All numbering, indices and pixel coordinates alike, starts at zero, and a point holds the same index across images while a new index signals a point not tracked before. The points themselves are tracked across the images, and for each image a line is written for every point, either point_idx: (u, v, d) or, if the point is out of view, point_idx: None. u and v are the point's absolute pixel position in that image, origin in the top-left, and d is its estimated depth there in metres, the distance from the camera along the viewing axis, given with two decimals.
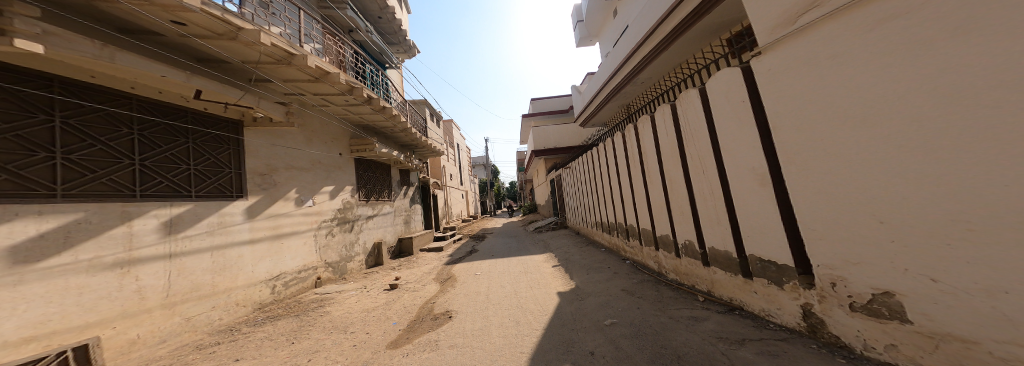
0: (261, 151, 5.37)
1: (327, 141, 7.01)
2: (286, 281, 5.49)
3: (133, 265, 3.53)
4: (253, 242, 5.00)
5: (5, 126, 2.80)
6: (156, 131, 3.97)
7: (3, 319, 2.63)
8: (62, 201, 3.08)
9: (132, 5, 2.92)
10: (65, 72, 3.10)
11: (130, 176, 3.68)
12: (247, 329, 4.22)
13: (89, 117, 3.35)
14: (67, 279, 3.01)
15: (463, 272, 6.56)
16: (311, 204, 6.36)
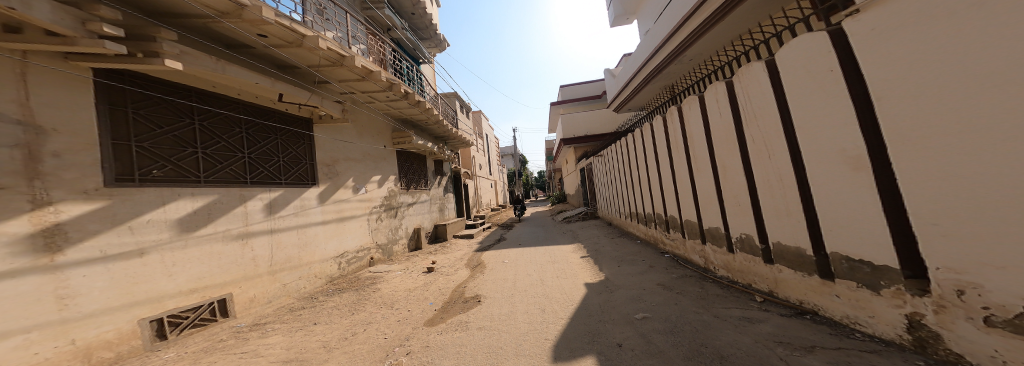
0: (326, 145, 6.33)
1: (374, 135, 7.90)
2: (348, 259, 6.37)
3: (249, 237, 4.50)
4: (325, 223, 5.94)
5: (167, 128, 3.83)
6: (256, 130, 5.01)
7: (178, 273, 3.60)
8: (204, 185, 4.10)
9: (231, 23, 3.75)
10: (197, 83, 4.11)
11: (242, 167, 4.68)
12: (323, 297, 5.03)
13: (214, 120, 4.39)
14: (211, 245, 3.99)
15: (490, 259, 6.69)
16: (365, 191, 7.24)
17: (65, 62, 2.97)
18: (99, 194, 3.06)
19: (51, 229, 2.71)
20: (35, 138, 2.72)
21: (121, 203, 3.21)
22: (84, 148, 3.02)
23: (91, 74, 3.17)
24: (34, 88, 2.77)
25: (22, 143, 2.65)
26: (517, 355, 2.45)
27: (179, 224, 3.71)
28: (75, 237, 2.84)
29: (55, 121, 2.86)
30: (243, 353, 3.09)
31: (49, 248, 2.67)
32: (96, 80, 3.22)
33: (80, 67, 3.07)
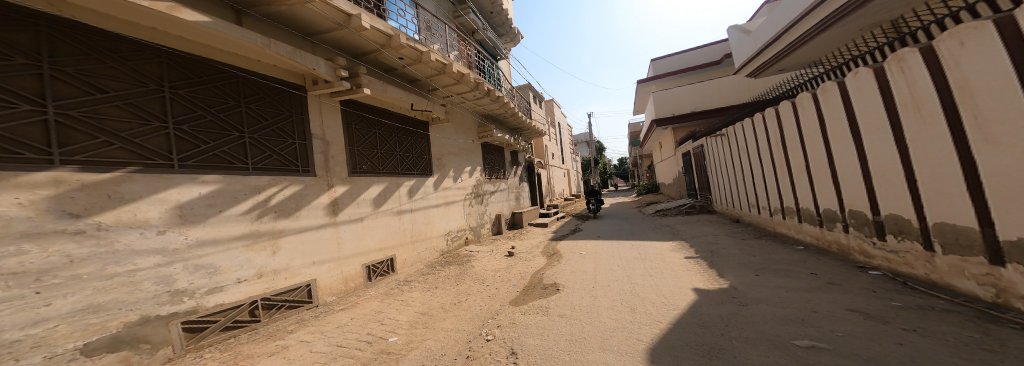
0: (436, 142, 7.52)
1: (465, 131, 8.85)
2: (453, 238, 7.54)
3: (403, 213, 5.94)
4: (439, 205, 7.18)
5: (366, 137, 5.40)
6: (403, 134, 6.41)
7: (376, 235, 5.21)
8: (384, 175, 5.62)
9: (386, 53, 4.92)
10: (375, 103, 5.55)
11: (400, 162, 6.15)
12: (438, 267, 6.20)
13: (383, 129, 5.86)
14: (387, 218, 5.51)
15: (568, 249, 6.57)
16: (460, 181, 8.29)
17: (328, 99, 4.69)
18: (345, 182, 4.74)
19: (336, 202, 4.52)
20: (326, 147, 4.54)
21: (355, 187, 4.92)
22: (339, 153, 4.72)
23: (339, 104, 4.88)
24: (324, 115, 4.60)
25: (324, 151, 4.50)
26: (603, 349, 2.32)
27: (374, 202, 5.25)
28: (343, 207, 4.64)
29: (332, 136, 4.66)
30: (400, 301, 4.30)
31: (334, 213, 4.47)
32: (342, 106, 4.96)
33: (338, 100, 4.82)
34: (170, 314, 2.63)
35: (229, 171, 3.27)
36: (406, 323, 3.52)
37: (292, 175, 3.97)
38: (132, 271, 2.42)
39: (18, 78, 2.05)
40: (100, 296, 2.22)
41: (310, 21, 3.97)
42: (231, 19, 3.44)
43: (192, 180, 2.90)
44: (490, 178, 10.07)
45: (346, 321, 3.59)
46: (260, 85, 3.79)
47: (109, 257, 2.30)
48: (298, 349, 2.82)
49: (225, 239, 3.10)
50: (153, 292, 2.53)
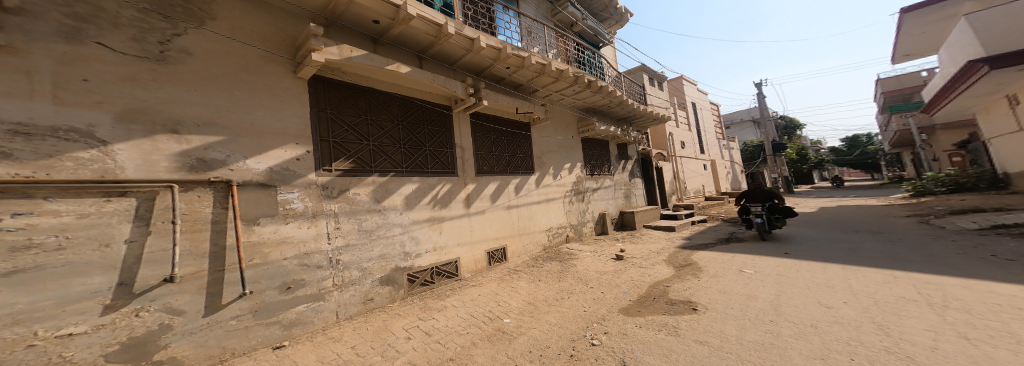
0: (537, 141, 7.65)
1: (563, 128, 8.67)
2: (554, 234, 7.51)
3: (513, 208, 6.41)
4: (540, 201, 7.27)
5: (485, 142, 6.11)
6: (510, 136, 6.84)
7: (495, 226, 5.87)
8: (498, 173, 6.20)
9: (498, 65, 5.44)
10: (489, 111, 6.17)
11: (511, 162, 6.65)
12: (542, 261, 6.32)
13: (496, 134, 6.45)
14: (502, 212, 6.08)
15: (712, 265, 5.11)
16: (559, 178, 8.16)
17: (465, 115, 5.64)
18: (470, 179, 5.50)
19: (468, 196, 5.40)
20: (463, 153, 5.50)
21: (480, 184, 5.70)
22: (467, 158, 5.55)
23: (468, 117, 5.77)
24: (462, 129, 5.56)
25: (461, 156, 5.43)
26: None
27: (490, 197, 5.87)
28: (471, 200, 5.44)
29: (464, 145, 5.56)
30: (510, 287, 4.73)
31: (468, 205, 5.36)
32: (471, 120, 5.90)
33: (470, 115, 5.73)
34: (403, 267, 4.25)
35: (425, 174, 4.73)
36: (515, 308, 3.86)
37: (449, 177, 5.11)
38: (392, 235, 4.17)
39: (363, 128, 4.11)
40: (381, 251, 4.02)
41: (445, 52, 4.86)
42: (416, 64, 4.82)
43: (409, 180, 4.46)
44: (592, 175, 9.47)
45: (477, 296, 4.30)
46: (431, 111, 5.08)
47: (387, 226, 4.12)
48: (450, 313, 3.67)
49: (420, 220, 4.53)
50: (398, 251, 4.22)
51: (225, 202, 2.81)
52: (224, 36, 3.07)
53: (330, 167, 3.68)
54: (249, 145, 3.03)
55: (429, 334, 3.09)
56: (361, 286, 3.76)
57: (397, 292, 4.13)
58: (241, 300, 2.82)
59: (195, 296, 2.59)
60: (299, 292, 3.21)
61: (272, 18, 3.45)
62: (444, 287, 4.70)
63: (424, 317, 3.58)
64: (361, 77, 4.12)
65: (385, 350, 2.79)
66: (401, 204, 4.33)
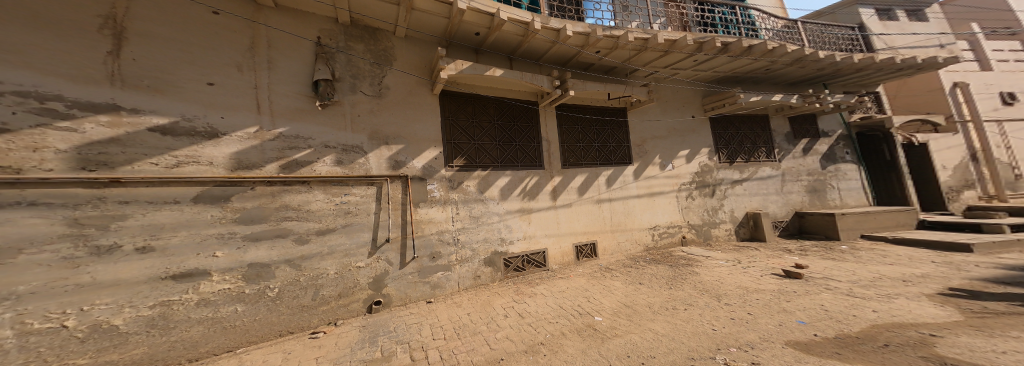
0: (637, 127, 6.75)
1: (679, 107, 7.22)
2: (660, 233, 6.56)
3: (603, 202, 6.01)
4: (640, 196, 6.44)
5: (569, 134, 5.96)
6: (602, 125, 6.39)
7: (580, 221, 5.69)
8: (585, 165, 5.96)
9: (585, 51, 5.22)
10: (577, 101, 6.04)
11: (602, 153, 6.23)
12: (642, 262, 5.63)
13: (584, 124, 6.20)
14: (588, 206, 5.81)
15: (941, 296, 3.28)
16: (672, 168, 6.87)
17: (551, 108, 5.69)
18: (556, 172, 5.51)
19: (555, 189, 5.44)
20: (549, 147, 5.57)
21: (566, 177, 5.63)
22: (554, 151, 5.60)
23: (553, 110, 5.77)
24: (547, 123, 5.63)
25: (548, 150, 5.54)
26: None
27: (578, 190, 5.72)
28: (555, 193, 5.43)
29: (550, 138, 5.62)
30: (603, 286, 4.43)
31: (554, 198, 5.40)
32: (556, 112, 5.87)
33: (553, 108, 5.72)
34: (501, 251, 4.75)
35: (517, 168, 5.07)
36: (609, 308, 3.56)
37: (536, 170, 5.28)
38: (491, 221, 4.67)
39: (470, 129, 4.71)
40: (483, 236, 4.56)
41: (531, 49, 5.04)
42: (506, 66, 5.12)
43: (502, 173, 4.86)
44: (738, 162, 7.57)
45: (565, 288, 4.36)
46: (519, 108, 5.34)
47: (488, 214, 4.65)
48: (541, 300, 3.86)
49: (513, 211, 4.91)
50: (497, 237, 4.72)
51: (404, 190, 3.92)
52: (401, 71, 4.12)
53: (452, 163, 4.40)
54: (416, 149, 4.09)
55: (524, 317, 3.34)
56: (473, 263, 4.43)
57: (496, 273, 4.68)
58: (414, 261, 3.90)
59: (397, 254, 3.79)
60: (439, 261, 4.11)
61: (423, 48, 4.32)
62: (536, 274, 5.00)
63: (518, 299, 3.92)
64: (467, 85, 4.69)
65: (489, 322, 3.23)
66: (498, 195, 4.78)
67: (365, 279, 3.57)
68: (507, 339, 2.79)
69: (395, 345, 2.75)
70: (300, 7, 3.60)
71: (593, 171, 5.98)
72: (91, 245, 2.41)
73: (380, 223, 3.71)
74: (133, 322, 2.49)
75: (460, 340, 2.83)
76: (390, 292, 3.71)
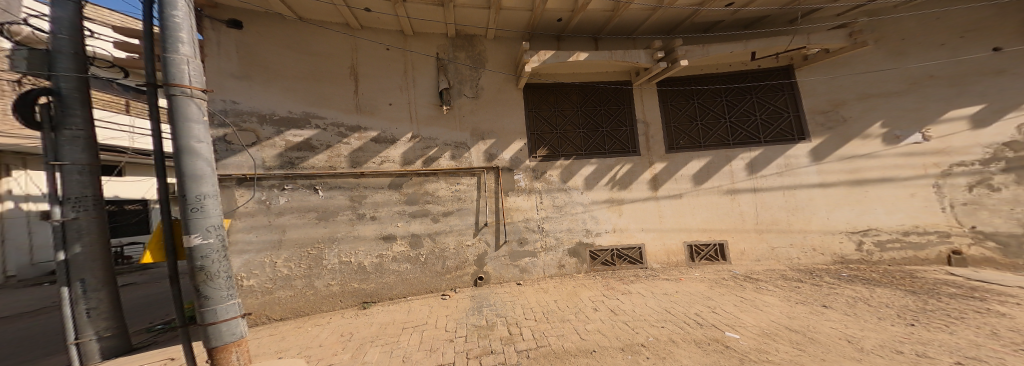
0: (821, 88, 4.81)
1: (943, 43, 4.48)
2: (879, 240, 4.54)
3: (735, 194, 4.82)
4: (826, 186, 4.69)
5: (679, 110, 5.02)
6: (735, 95, 5.01)
7: (699, 215, 4.82)
8: (703, 147, 4.91)
9: (707, 8, 4.23)
10: (701, 69, 4.97)
11: (728, 130, 4.95)
12: (832, 280, 3.95)
13: (704, 96, 5.04)
14: (707, 197, 4.82)
15: None
16: (922, 139, 4.50)
17: (648, 85, 4.95)
18: (660, 158, 4.84)
19: (655, 177, 4.80)
20: (647, 129, 4.89)
21: (673, 163, 4.85)
22: (656, 132, 4.89)
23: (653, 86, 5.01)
24: (643, 102, 4.95)
25: (645, 132, 4.88)
26: None
27: (693, 179, 4.83)
28: (659, 183, 4.80)
29: (649, 118, 4.91)
30: (745, 300, 3.38)
31: (653, 188, 4.79)
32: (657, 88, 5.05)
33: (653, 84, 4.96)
34: (586, 243, 4.66)
35: (602, 156, 4.79)
36: (757, 327, 2.60)
37: (628, 155, 4.80)
38: (574, 212, 4.62)
39: (553, 119, 4.75)
40: (568, 224, 4.58)
41: (627, 23, 4.50)
42: (592, 48, 4.83)
43: (587, 162, 4.69)
44: None
45: (670, 290, 3.84)
46: (608, 90, 4.97)
47: (572, 204, 4.61)
48: (640, 300, 3.54)
49: (599, 201, 4.70)
50: (581, 228, 4.65)
51: (496, 180, 4.29)
52: (491, 71, 4.39)
53: (535, 154, 4.56)
54: (502, 142, 4.36)
55: (618, 313, 3.14)
56: (557, 252, 4.53)
57: (581, 265, 4.63)
58: (505, 244, 4.29)
59: (491, 236, 4.22)
60: (526, 247, 4.39)
61: (510, 46, 4.47)
62: (626, 271, 4.68)
63: (609, 295, 3.74)
64: (553, 74, 4.71)
65: (577, 312, 3.23)
66: (582, 184, 4.66)
67: (471, 256, 4.14)
68: (599, 332, 2.70)
69: (495, 317, 3.14)
70: (427, 30, 4.11)
71: (724, 152, 4.87)
72: (359, 213, 3.67)
73: (480, 209, 4.19)
74: (389, 263, 3.77)
75: (548, 323, 2.96)
76: (489, 270, 4.21)
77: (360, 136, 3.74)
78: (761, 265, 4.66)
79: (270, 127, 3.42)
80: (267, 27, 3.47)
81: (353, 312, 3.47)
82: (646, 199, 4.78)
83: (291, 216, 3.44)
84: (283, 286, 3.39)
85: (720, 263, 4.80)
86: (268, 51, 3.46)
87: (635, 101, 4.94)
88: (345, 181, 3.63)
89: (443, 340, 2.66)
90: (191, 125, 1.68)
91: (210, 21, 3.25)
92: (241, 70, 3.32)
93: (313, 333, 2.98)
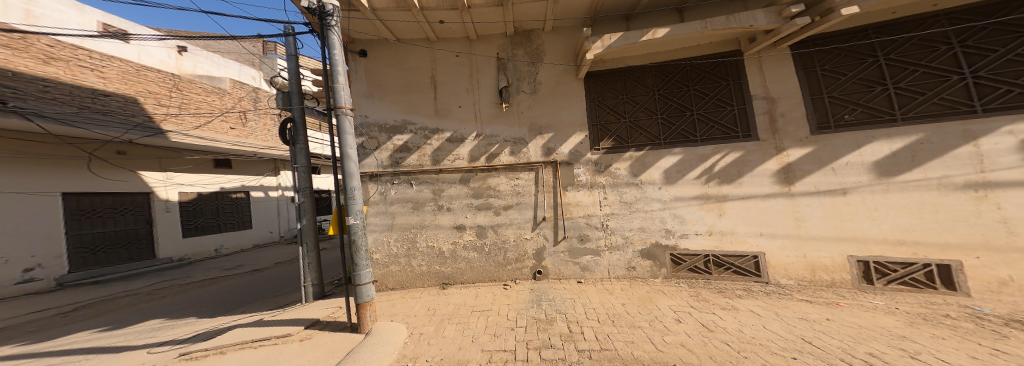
0: None
1: None
2: None
3: (989, 189, 3.21)
4: None
5: (852, 74, 3.77)
6: (981, 36, 3.34)
7: (885, 220, 3.52)
8: (903, 122, 3.52)
9: None
10: (913, 11, 3.46)
11: (962, 91, 3.38)
12: None
13: (904, 48, 3.60)
14: (926, 194, 3.39)
15: None
16: None
17: (767, 51, 3.97)
18: (807, 141, 3.76)
19: (788, 168, 3.82)
20: (772, 106, 3.92)
21: (824, 148, 3.72)
22: (796, 107, 3.84)
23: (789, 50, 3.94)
24: (766, 72, 3.98)
25: (768, 111, 3.93)
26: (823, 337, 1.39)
27: (875, 168, 3.55)
28: (799, 175, 3.78)
29: (780, 92, 3.91)
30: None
31: (787, 181, 3.81)
32: (791, 53, 3.96)
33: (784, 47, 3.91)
34: (665, 245, 4.14)
35: (687, 145, 4.14)
36: None
37: (733, 142, 4.02)
38: (650, 210, 4.14)
39: (620, 106, 4.36)
40: (640, 223, 4.16)
41: None
42: (675, 21, 4.14)
43: (668, 153, 4.13)
44: None
45: (810, 314, 2.91)
46: (698, 67, 4.24)
47: (645, 200, 4.15)
48: (750, 318, 2.87)
49: (686, 197, 4.08)
50: (658, 228, 4.15)
51: (554, 175, 4.23)
52: (550, 64, 4.31)
53: (598, 146, 4.30)
54: (561, 136, 4.26)
55: (710, 329, 2.65)
56: (625, 252, 4.19)
57: (658, 269, 4.14)
58: (565, 240, 4.22)
59: (550, 232, 4.21)
60: (588, 244, 4.21)
61: (570, 35, 4.28)
62: (720, 283, 3.94)
63: (699, 307, 3.20)
64: (644, 54, 4.23)
65: (652, 320, 2.90)
66: (659, 178, 4.13)
67: (530, 250, 4.23)
68: (681, 347, 2.34)
69: (555, 313, 3.16)
70: (488, 32, 4.28)
71: (958, 124, 3.33)
72: (438, 205, 4.21)
73: (538, 203, 4.22)
74: (464, 250, 4.21)
75: (614, 327, 2.78)
76: (548, 265, 4.24)
77: (440, 138, 4.26)
78: (988, 302, 3.03)
79: (383, 133, 4.23)
80: (382, 52, 4.27)
81: (435, 291, 4.06)
82: (773, 196, 3.85)
83: (393, 205, 4.20)
84: (394, 260, 4.20)
85: (932, 291, 3.32)
86: (383, 72, 4.26)
87: (752, 73, 4.02)
88: (428, 177, 4.22)
89: (506, 327, 2.84)
90: (347, 137, 2.76)
91: (350, 54, 4.22)
92: (369, 91, 4.23)
93: (410, 304, 3.60)
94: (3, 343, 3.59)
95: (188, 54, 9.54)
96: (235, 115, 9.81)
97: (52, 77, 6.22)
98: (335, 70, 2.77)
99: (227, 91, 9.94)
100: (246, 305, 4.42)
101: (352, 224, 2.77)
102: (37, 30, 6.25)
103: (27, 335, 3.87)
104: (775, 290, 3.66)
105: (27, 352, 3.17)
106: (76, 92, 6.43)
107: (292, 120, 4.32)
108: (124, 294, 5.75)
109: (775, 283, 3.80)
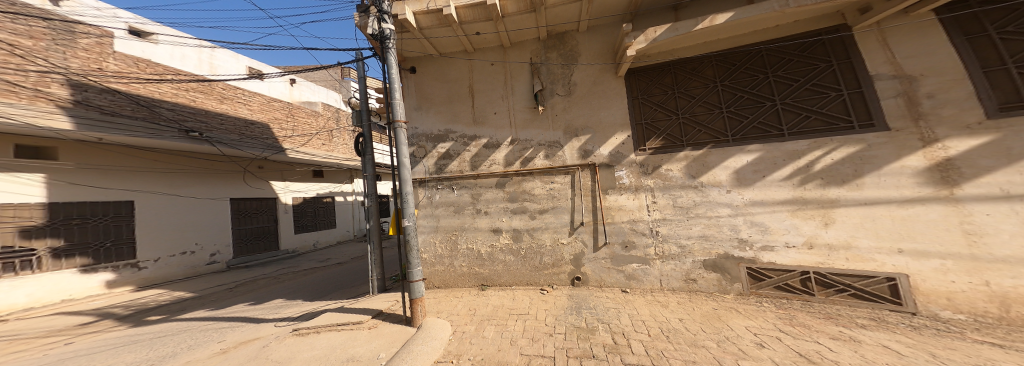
0: None
1: None
2: None
3: None
4: None
5: None
6: None
7: None
8: None
9: None
10: None
11: None
12: None
13: None
14: None
15: None
16: None
17: (884, 24, 3.21)
18: (983, 128, 2.81)
19: (945, 164, 2.91)
20: (910, 85, 3.09)
21: (1013, 134, 2.73)
22: (956, 83, 2.93)
23: (935, 15, 3.07)
24: (894, 46, 3.18)
25: (904, 92, 3.10)
26: None
27: None
28: (968, 173, 2.84)
29: (922, 67, 3.06)
30: None
31: (947, 181, 2.90)
32: (939, 18, 3.08)
33: (923, 12, 3.07)
34: (739, 257, 3.56)
35: (767, 140, 3.52)
36: None
37: (842, 133, 3.27)
38: (718, 217, 3.62)
39: (672, 102, 3.96)
40: (707, 231, 3.66)
41: None
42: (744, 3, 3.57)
43: (741, 150, 3.56)
44: None
45: (998, 362, 2.09)
46: (774, 52, 3.63)
47: (708, 205, 3.65)
48: (878, 354, 2.23)
49: (771, 202, 3.45)
50: (728, 236, 3.61)
51: (593, 178, 4.03)
52: (586, 64, 4.17)
53: (644, 147, 3.96)
54: (602, 139, 4.05)
55: (811, 360, 2.16)
56: (682, 262, 3.74)
57: (727, 283, 3.59)
58: (606, 246, 3.98)
59: (590, 237, 4.02)
60: (634, 252, 3.88)
61: (607, 33, 4.09)
62: (825, 307, 3.18)
63: (792, 333, 2.63)
64: (716, 42, 3.74)
65: (722, 341, 2.52)
66: (728, 180, 3.60)
67: (568, 255, 4.10)
68: None
69: (598, 322, 2.99)
70: (522, 39, 4.37)
71: None
72: (477, 209, 4.40)
73: (576, 207, 4.08)
74: (504, 253, 4.30)
75: (670, 344, 2.51)
76: (587, 272, 4.04)
77: (476, 144, 4.47)
78: None
79: (429, 142, 4.61)
80: (429, 67, 4.68)
81: (474, 291, 4.24)
82: (921, 201, 2.98)
83: (437, 210, 4.53)
84: (440, 259, 4.51)
85: None
86: (429, 85, 4.67)
87: (871, 48, 3.25)
88: (467, 182, 4.46)
89: (545, 333, 2.80)
90: (403, 147, 3.07)
91: (403, 72, 4.75)
92: (418, 103, 4.68)
93: (454, 303, 3.83)
94: (196, 308, 4.99)
95: (297, 85, 11.27)
96: (325, 133, 11.84)
97: (223, 112, 8.47)
98: (392, 89, 3.13)
99: (320, 113, 12.05)
100: (332, 293, 5.27)
101: (405, 226, 3.06)
102: (217, 78, 8.74)
103: (210, 303, 5.31)
104: (928, 324, 2.74)
105: (210, 315, 4.37)
106: (234, 122, 8.62)
107: (361, 135, 5.01)
108: (261, 277, 7.42)
109: (929, 316, 2.88)
